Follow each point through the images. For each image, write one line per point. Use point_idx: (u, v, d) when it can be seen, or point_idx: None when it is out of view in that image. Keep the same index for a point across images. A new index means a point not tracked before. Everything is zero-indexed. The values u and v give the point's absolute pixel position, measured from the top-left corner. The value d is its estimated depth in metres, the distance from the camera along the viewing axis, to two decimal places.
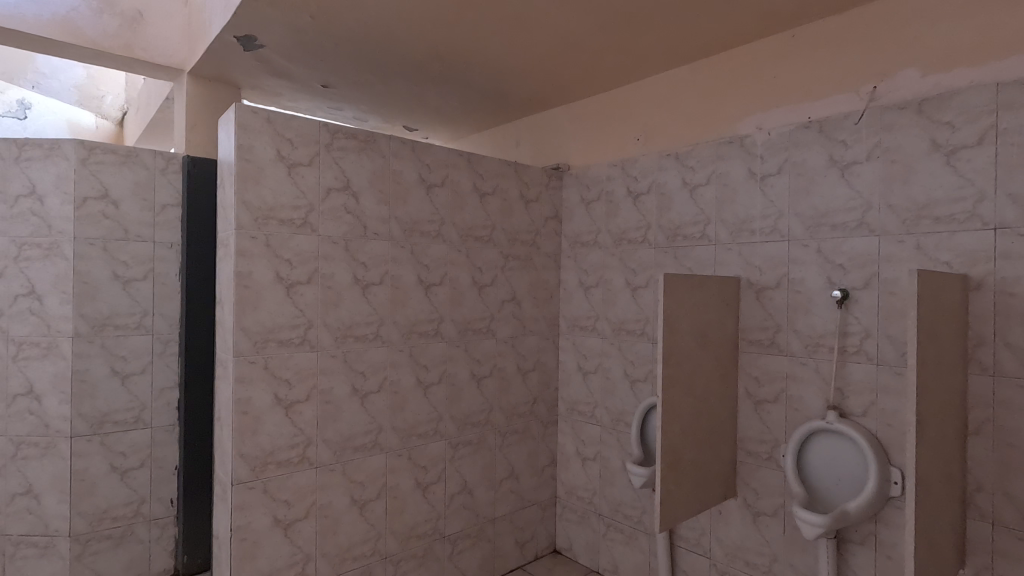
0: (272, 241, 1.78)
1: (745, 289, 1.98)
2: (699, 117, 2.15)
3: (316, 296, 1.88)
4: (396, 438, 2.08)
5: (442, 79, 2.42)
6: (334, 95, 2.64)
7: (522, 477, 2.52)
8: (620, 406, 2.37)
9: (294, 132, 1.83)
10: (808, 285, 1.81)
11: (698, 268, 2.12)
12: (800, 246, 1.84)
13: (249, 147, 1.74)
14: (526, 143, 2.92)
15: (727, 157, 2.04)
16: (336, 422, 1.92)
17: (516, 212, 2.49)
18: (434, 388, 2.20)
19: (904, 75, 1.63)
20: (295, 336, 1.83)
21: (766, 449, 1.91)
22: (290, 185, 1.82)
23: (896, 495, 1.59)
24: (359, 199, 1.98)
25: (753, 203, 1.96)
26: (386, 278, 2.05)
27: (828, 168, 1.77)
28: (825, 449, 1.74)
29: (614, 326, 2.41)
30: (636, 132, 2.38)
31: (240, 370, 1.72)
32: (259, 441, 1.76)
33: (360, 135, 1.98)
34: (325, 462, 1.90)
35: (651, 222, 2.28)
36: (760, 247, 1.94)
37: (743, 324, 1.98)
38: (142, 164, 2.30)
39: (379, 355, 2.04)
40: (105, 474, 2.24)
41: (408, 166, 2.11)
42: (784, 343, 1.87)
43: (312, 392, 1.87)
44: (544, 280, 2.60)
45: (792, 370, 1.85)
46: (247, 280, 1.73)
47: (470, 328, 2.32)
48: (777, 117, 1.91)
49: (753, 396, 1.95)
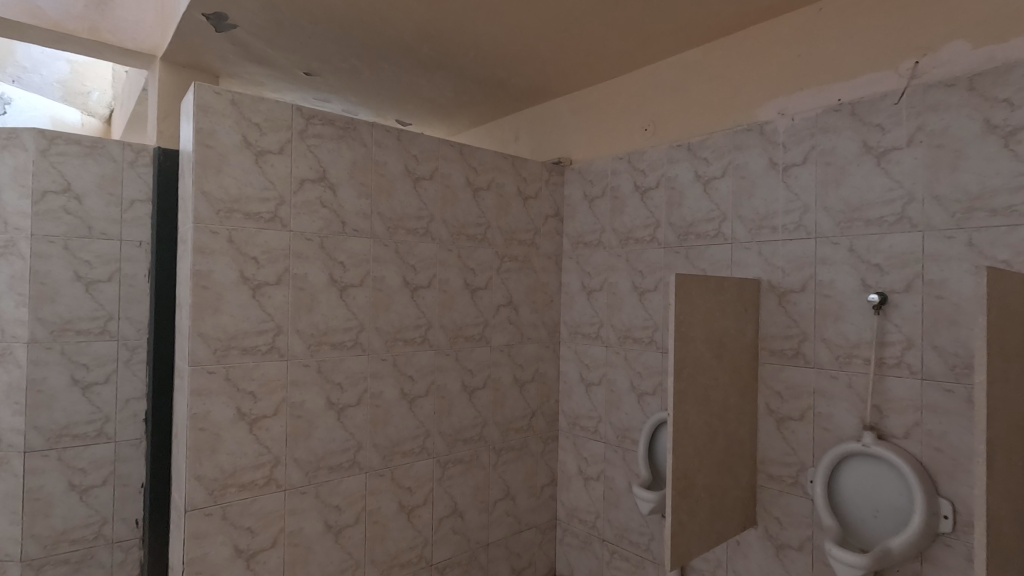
0: (236, 237, 1.60)
1: (766, 292, 1.77)
2: (714, 104, 1.95)
3: (286, 299, 1.69)
4: (378, 457, 1.88)
5: (433, 66, 2.24)
6: (319, 85, 2.47)
7: (519, 498, 2.31)
8: (626, 421, 2.16)
9: (263, 117, 1.65)
10: (839, 287, 1.60)
11: (712, 270, 1.92)
12: (829, 245, 1.63)
13: (210, 132, 1.55)
14: (525, 137, 2.74)
15: (745, 147, 1.84)
16: (308, 439, 1.73)
17: (514, 210, 2.29)
18: (420, 400, 2.00)
19: (952, 47, 1.42)
20: (261, 343, 1.64)
21: (791, 473, 1.69)
22: (258, 175, 1.64)
23: (947, 530, 1.37)
24: (337, 192, 1.80)
25: (775, 195, 1.76)
26: (367, 280, 1.86)
27: (862, 156, 1.57)
28: (860, 476, 1.52)
29: (619, 333, 2.21)
30: (644, 122, 2.18)
31: (196, 381, 1.53)
32: (219, 460, 1.56)
33: (339, 121, 1.80)
34: (295, 484, 1.70)
35: (660, 220, 2.08)
36: (783, 246, 1.73)
37: (764, 332, 1.77)
38: (108, 156, 2.12)
39: (358, 363, 1.84)
40: (63, 493, 2.06)
41: (393, 157, 1.92)
42: (811, 353, 1.66)
43: (280, 406, 1.67)
44: (543, 283, 2.40)
45: (821, 384, 1.63)
46: (207, 280, 1.55)
47: (462, 335, 2.12)
48: (801, 101, 1.71)
49: (775, 413, 1.74)
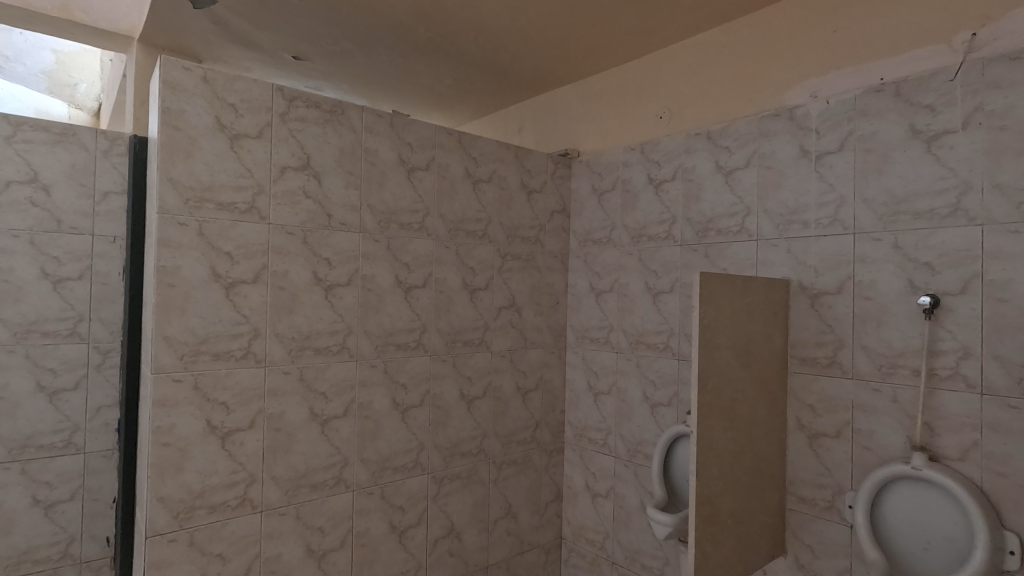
0: (207, 229, 1.43)
1: (796, 294, 1.60)
2: (737, 87, 1.78)
3: (264, 299, 1.52)
4: (366, 473, 1.71)
5: (430, 50, 2.08)
6: (310, 71, 2.32)
7: (521, 516, 2.13)
8: (638, 434, 1.98)
9: (238, 97, 1.48)
10: (881, 289, 1.43)
11: (735, 270, 1.75)
12: (870, 241, 1.45)
13: (178, 112, 1.39)
14: (529, 128, 2.58)
15: (772, 134, 1.67)
16: (288, 454, 1.56)
17: (517, 204, 2.13)
18: (414, 411, 1.83)
19: (1016, 15, 1.24)
20: (235, 348, 1.48)
21: (826, 497, 1.51)
22: (233, 161, 1.48)
23: (1013, 569, 1.19)
24: (322, 181, 1.63)
25: (806, 187, 1.59)
26: (355, 278, 1.70)
27: (908, 140, 1.40)
28: (909, 502, 1.34)
29: (630, 338, 2.03)
30: (658, 109, 2.02)
31: (160, 391, 1.36)
32: (186, 479, 1.39)
33: (325, 103, 1.64)
34: (273, 504, 1.53)
35: (676, 215, 1.91)
36: (815, 243, 1.56)
37: (794, 338, 1.60)
38: (79, 145, 1.97)
39: (345, 370, 1.67)
40: (26, 509, 1.89)
41: (385, 145, 1.76)
42: (848, 362, 1.49)
43: (256, 417, 1.51)
44: (548, 283, 2.23)
45: (860, 398, 1.46)
46: (173, 278, 1.38)
47: (460, 339, 1.95)
48: (835, 82, 1.55)
49: (806, 428, 1.56)
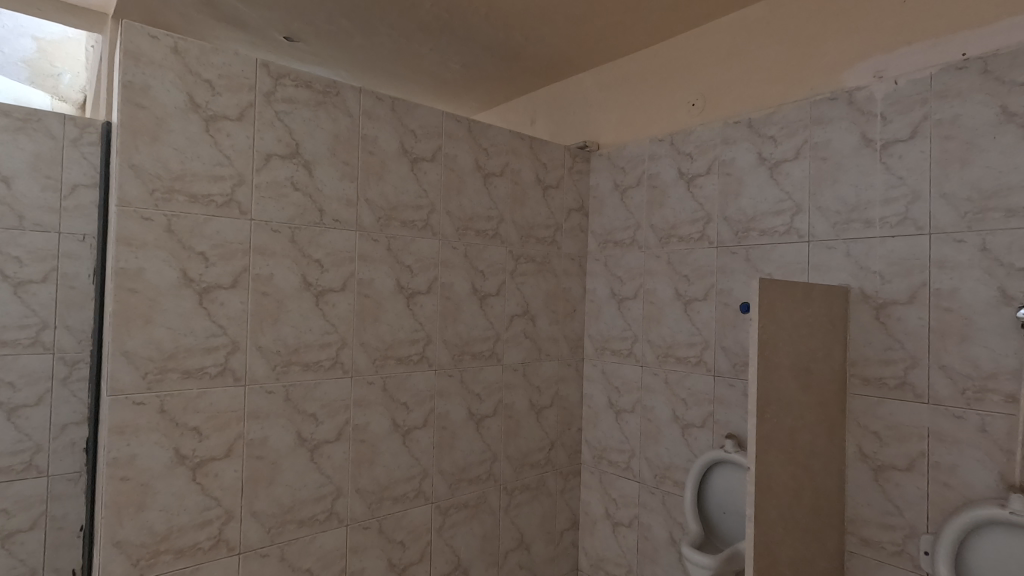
0: (177, 226, 1.23)
1: (856, 303, 1.39)
2: (784, 71, 1.58)
3: (244, 306, 1.32)
4: (361, 506, 1.50)
5: (436, 30, 1.88)
6: (300, 53, 2.12)
7: (534, 548, 1.92)
8: (667, 458, 1.78)
9: (216, 72, 1.28)
10: (965, 299, 1.22)
11: (783, 275, 1.54)
12: (950, 243, 1.24)
13: (143, 88, 1.19)
14: (543, 119, 2.38)
15: (827, 120, 1.46)
16: (271, 486, 1.35)
17: (531, 201, 1.92)
18: (417, 433, 1.62)
19: None
20: (210, 364, 1.27)
21: (895, 540, 1.30)
22: (208, 147, 1.27)
23: None
24: (313, 171, 1.43)
25: (869, 180, 1.38)
26: (350, 283, 1.49)
27: (998, 125, 1.19)
28: (1002, 551, 1.13)
29: (657, 350, 1.83)
30: (691, 96, 1.82)
31: (118, 416, 1.15)
32: (148, 519, 1.19)
33: (317, 83, 1.43)
34: (254, 545, 1.32)
35: (711, 214, 1.71)
36: (881, 245, 1.35)
37: (854, 354, 1.39)
38: (46, 132, 1.57)
39: (338, 388, 1.47)
40: None
41: (385, 132, 1.56)
42: (922, 384, 1.28)
43: (234, 445, 1.30)
44: (565, 289, 2.02)
45: (938, 426, 1.25)
46: (135, 283, 1.18)
47: (468, 351, 1.75)
48: (906, 60, 1.34)
49: (870, 459, 1.35)
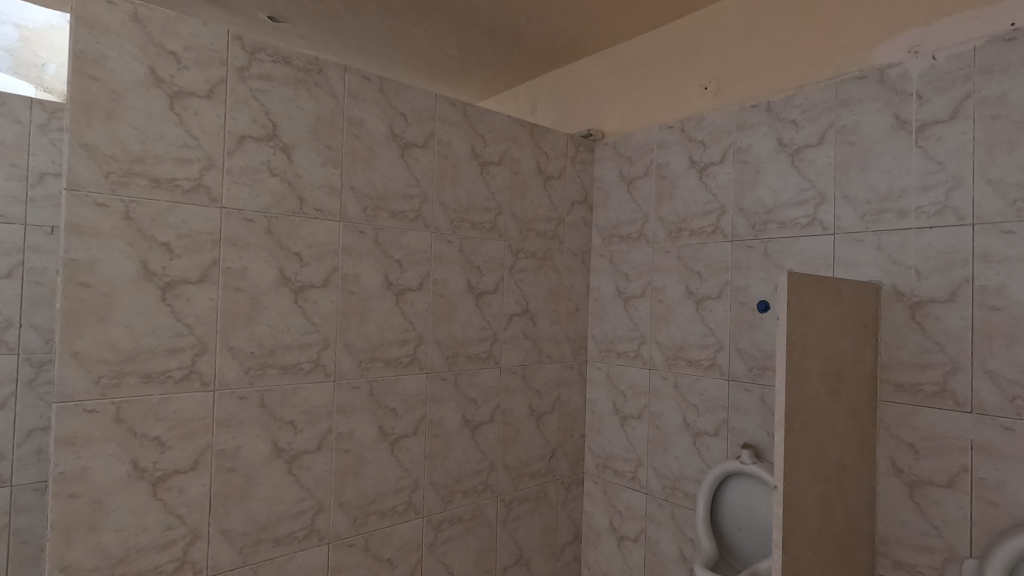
0: (137, 213, 1.10)
1: (888, 302, 1.26)
2: (805, 50, 1.46)
3: (214, 303, 1.19)
4: (345, 522, 1.38)
5: (430, 9, 1.76)
6: (288, 34, 2.01)
7: (534, 563, 1.80)
8: (676, 468, 1.65)
9: (182, 44, 1.15)
10: (1016, 297, 1.09)
11: (806, 271, 1.41)
12: (997, 234, 1.12)
13: (98, 59, 1.06)
14: (545, 108, 2.26)
15: (855, 101, 1.33)
16: (245, 502, 1.23)
17: (532, 192, 1.80)
18: (406, 442, 1.49)
19: None
20: (174, 367, 1.14)
21: (932, 563, 1.18)
22: (174, 126, 1.15)
23: None
24: (293, 156, 1.30)
25: (903, 166, 1.25)
26: (334, 279, 1.36)
27: None
28: None
29: (666, 352, 1.70)
30: (703, 79, 1.70)
31: (67, 426, 1.03)
32: (101, 540, 1.06)
33: (297, 58, 1.31)
34: (224, 567, 1.20)
35: (725, 205, 1.58)
36: (917, 237, 1.22)
37: (886, 358, 1.26)
38: (8, 116, 1.43)
39: (319, 393, 1.34)
40: None
41: (373, 114, 1.43)
42: (964, 391, 1.15)
43: (202, 456, 1.17)
44: (567, 287, 1.90)
45: (984, 438, 1.12)
46: (88, 277, 1.05)
47: (463, 352, 1.62)
48: (944, 33, 1.21)
49: (904, 474, 1.22)
